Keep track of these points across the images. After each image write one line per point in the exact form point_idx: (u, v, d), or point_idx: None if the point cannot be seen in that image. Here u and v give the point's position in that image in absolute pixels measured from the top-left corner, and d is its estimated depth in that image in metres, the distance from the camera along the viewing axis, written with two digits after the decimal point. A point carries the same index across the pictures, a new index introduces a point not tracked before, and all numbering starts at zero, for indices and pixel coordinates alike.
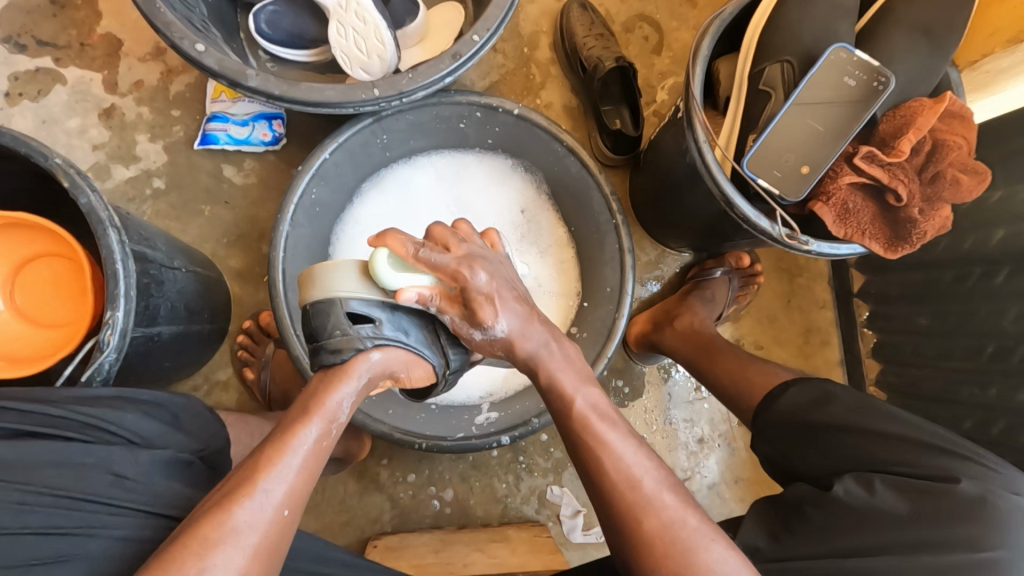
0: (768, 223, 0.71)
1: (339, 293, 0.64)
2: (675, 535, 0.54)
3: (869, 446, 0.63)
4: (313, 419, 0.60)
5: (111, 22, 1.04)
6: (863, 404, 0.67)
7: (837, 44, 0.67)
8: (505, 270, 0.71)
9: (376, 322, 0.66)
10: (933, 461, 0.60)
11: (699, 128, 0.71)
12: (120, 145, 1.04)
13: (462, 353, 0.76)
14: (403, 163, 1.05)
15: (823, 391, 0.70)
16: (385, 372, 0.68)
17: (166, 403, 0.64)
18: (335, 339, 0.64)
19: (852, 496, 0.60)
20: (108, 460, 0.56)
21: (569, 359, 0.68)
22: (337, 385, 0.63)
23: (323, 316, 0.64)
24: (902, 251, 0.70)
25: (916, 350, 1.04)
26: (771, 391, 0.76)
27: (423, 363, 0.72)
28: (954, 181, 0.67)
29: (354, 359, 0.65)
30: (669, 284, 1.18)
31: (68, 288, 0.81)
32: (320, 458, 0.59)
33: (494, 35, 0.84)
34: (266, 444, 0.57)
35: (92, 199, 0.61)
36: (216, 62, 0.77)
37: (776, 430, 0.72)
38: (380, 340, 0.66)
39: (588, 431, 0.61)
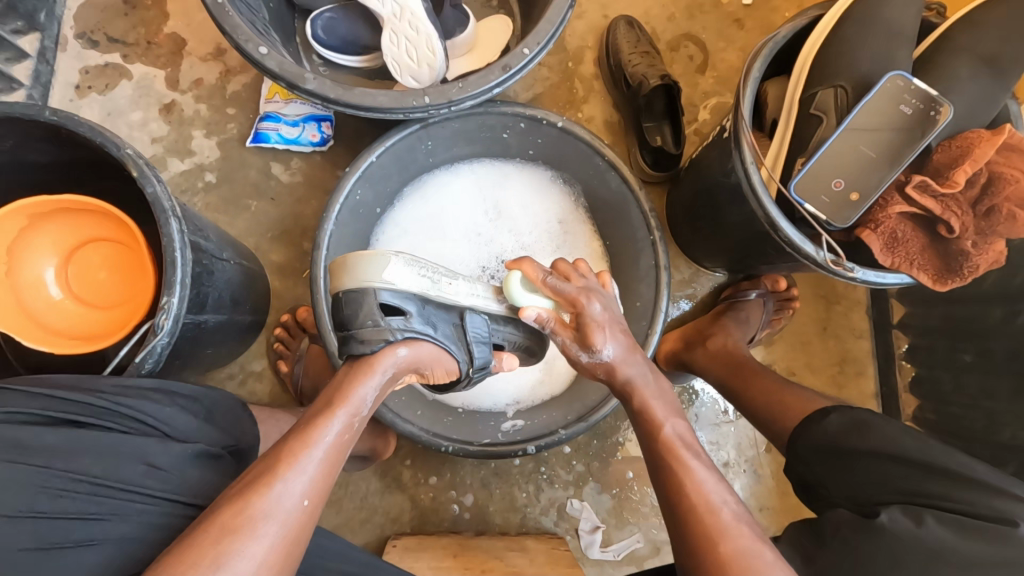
0: (813, 248, 0.70)
1: (372, 283, 0.62)
2: (752, 563, 0.53)
3: (920, 481, 0.62)
4: (334, 413, 0.60)
5: (177, 23, 1.09)
6: (912, 436, 0.65)
7: (894, 72, 0.66)
8: (614, 300, 0.72)
9: (406, 314, 0.65)
10: (987, 500, 0.58)
11: (747, 149, 0.71)
12: (177, 139, 1.08)
13: (485, 352, 0.75)
14: (444, 169, 1.07)
15: (869, 419, 0.69)
16: (410, 368, 0.67)
17: (200, 397, 0.68)
18: (366, 330, 0.63)
19: (897, 527, 0.58)
20: (143, 451, 0.58)
21: (661, 390, 0.69)
22: (362, 378, 0.62)
23: (355, 305, 0.63)
24: (951, 285, 0.69)
25: (957, 386, 1.00)
26: (810, 416, 0.75)
27: (448, 359, 0.71)
28: (1010, 216, 0.65)
29: (379, 354, 0.64)
30: (701, 304, 1.17)
31: (126, 273, 0.85)
32: (340, 447, 0.60)
33: (544, 49, 0.86)
34: (289, 436, 0.58)
35: (157, 189, 0.64)
36: (277, 65, 0.80)
37: (812, 455, 0.71)
38: (409, 333, 0.65)
39: (676, 456, 0.62)
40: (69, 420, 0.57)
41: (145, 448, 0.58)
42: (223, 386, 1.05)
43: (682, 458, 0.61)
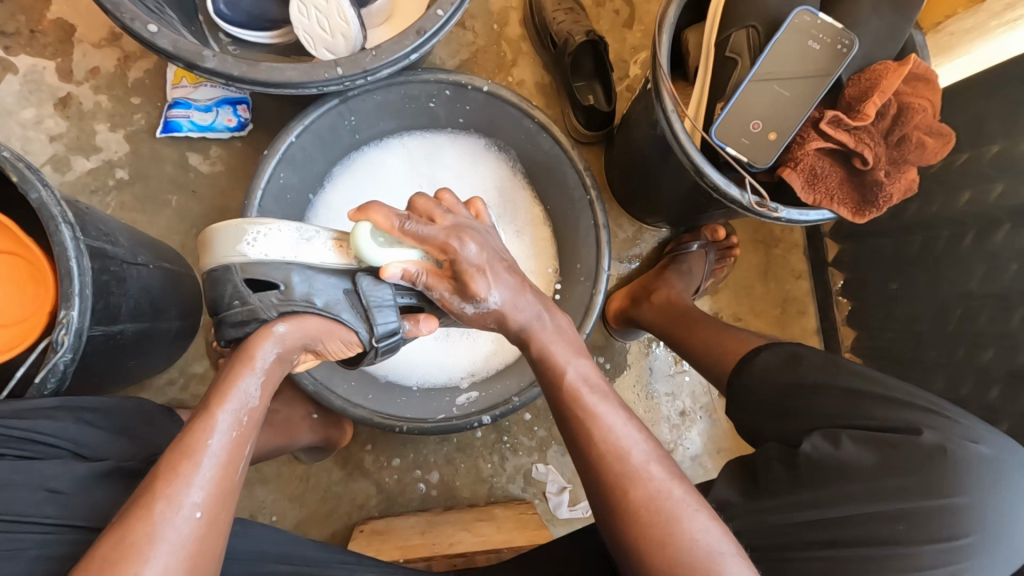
0: (738, 191, 0.71)
1: (231, 259, 0.62)
2: (660, 505, 0.55)
3: (837, 405, 0.65)
4: (217, 413, 0.56)
5: (62, 7, 1.00)
6: (832, 365, 0.68)
7: (801, 8, 0.66)
8: (490, 237, 0.71)
9: (282, 288, 0.64)
10: (897, 414, 0.62)
11: (667, 98, 0.70)
12: (78, 136, 1.00)
13: (390, 319, 0.69)
14: (373, 146, 1.03)
15: (792, 354, 0.72)
16: (297, 347, 0.65)
17: (109, 409, 0.64)
18: (236, 310, 0.64)
19: (820, 452, 0.61)
20: (42, 476, 0.54)
21: (559, 330, 0.68)
22: (239, 371, 0.60)
23: (220, 284, 0.64)
24: (869, 216, 0.71)
25: (888, 315, 1.05)
26: (743, 357, 0.77)
27: (343, 330, 0.67)
28: (919, 144, 0.68)
29: (256, 342, 0.62)
30: (647, 261, 1.19)
31: (25, 286, 0.78)
32: (240, 446, 0.57)
33: (459, 9, 0.82)
34: (172, 443, 0.54)
35: (43, 194, 0.58)
36: (171, 44, 0.74)
37: (747, 394, 0.74)
38: (289, 307, 0.64)
39: (579, 404, 0.61)
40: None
41: (43, 472, 0.54)
42: (164, 392, 1.00)
43: (581, 405, 0.61)
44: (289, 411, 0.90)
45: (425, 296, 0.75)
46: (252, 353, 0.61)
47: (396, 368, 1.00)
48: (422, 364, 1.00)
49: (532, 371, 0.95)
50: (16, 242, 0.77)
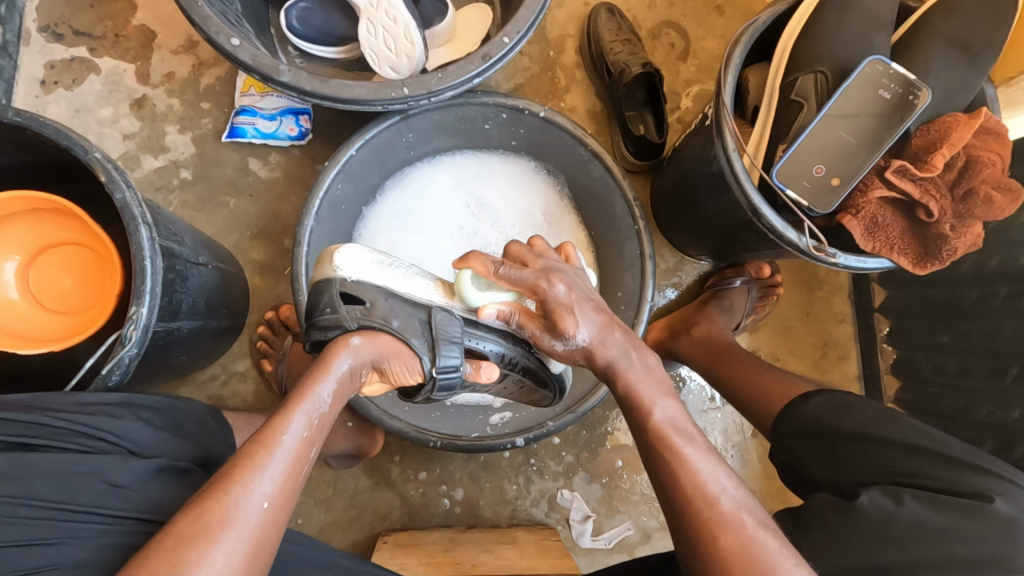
0: (795, 234, 0.70)
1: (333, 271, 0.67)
2: (753, 554, 0.53)
3: (897, 459, 0.63)
4: (294, 411, 0.58)
5: (146, 15, 1.06)
6: (892, 417, 0.67)
7: (873, 57, 0.66)
8: (586, 283, 0.71)
9: (367, 303, 0.67)
10: (962, 477, 0.60)
11: (729, 136, 0.71)
12: (149, 136, 1.05)
13: (455, 355, 0.68)
14: (426, 162, 1.06)
15: (848, 402, 0.70)
16: (369, 362, 0.65)
17: (165, 408, 0.66)
18: (325, 316, 0.66)
19: (877, 507, 0.59)
20: (103, 470, 0.55)
21: (649, 370, 0.67)
22: (319, 378, 0.61)
23: (322, 293, 0.68)
24: (930, 268, 0.70)
25: (936, 368, 1.02)
26: (792, 402, 0.76)
27: (410, 355, 0.67)
28: (986, 199, 0.66)
29: (334, 349, 0.63)
30: (686, 293, 1.18)
31: (94, 278, 0.82)
32: (306, 449, 0.57)
33: (524, 37, 0.84)
34: (252, 434, 0.56)
35: (126, 195, 0.61)
36: (250, 57, 0.78)
37: (795, 439, 0.72)
38: (367, 322, 0.66)
39: (666, 443, 0.60)
40: (17, 444, 0.54)
41: (104, 466, 0.55)
42: (205, 387, 1.03)
43: (672, 445, 0.60)
44: None
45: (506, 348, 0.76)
46: (330, 362, 0.62)
47: None
48: None
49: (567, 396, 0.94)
50: (90, 236, 0.81)
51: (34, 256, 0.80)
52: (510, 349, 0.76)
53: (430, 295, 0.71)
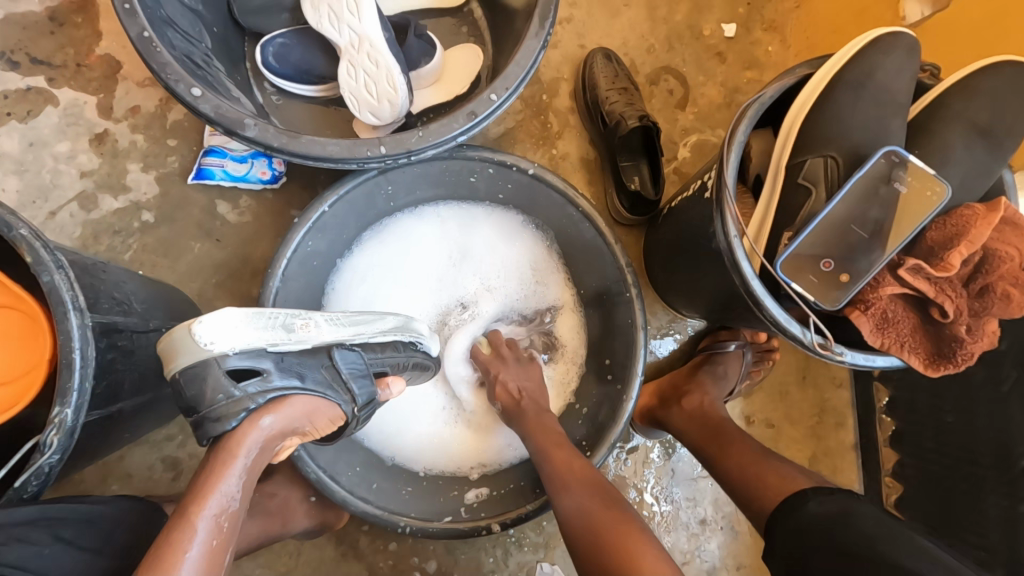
0: (800, 328, 0.65)
1: (210, 350, 0.55)
2: None
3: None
4: (197, 521, 0.52)
5: (111, 44, 0.99)
6: (897, 537, 0.62)
7: (888, 147, 0.60)
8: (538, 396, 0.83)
9: (263, 374, 0.58)
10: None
11: (730, 219, 0.65)
12: (109, 174, 0.98)
13: (368, 387, 0.69)
14: (408, 213, 0.98)
15: (850, 510, 0.67)
16: (286, 433, 0.59)
17: (93, 519, 0.59)
18: (217, 405, 0.55)
19: None
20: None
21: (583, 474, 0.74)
22: (222, 473, 0.54)
23: (197, 382, 0.55)
24: (943, 370, 0.64)
25: (938, 447, 0.98)
26: (790, 500, 0.72)
27: (329, 408, 0.63)
28: (1005, 296, 0.61)
29: (239, 434, 0.56)
30: (680, 351, 1.12)
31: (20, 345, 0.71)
32: (221, 553, 0.53)
33: (514, 93, 0.79)
34: (148, 555, 0.50)
35: (55, 277, 0.54)
36: (213, 109, 0.71)
37: (789, 544, 0.68)
38: (272, 395, 0.58)
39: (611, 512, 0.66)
40: None
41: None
42: (160, 448, 0.95)
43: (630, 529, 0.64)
44: (286, 495, 0.84)
45: (391, 354, 0.75)
46: (235, 450, 0.55)
47: (404, 450, 0.93)
48: (434, 448, 0.94)
49: None
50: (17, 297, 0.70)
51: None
52: (402, 357, 0.77)
53: (334, 334, 0.66)
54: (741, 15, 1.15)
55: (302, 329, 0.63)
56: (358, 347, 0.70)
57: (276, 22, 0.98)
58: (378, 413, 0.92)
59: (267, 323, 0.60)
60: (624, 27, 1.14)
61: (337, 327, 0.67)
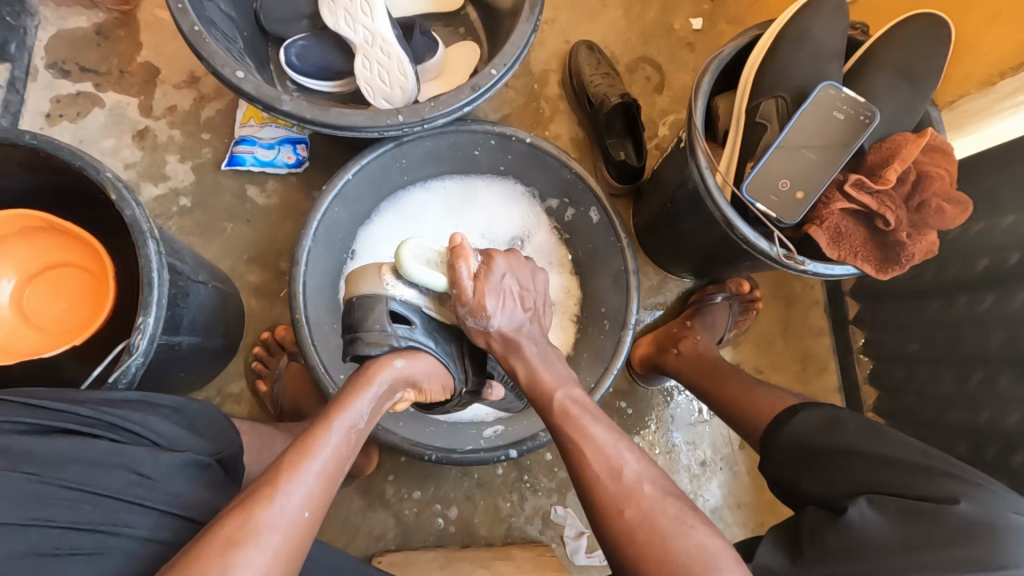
0: (767, 243, 0.75)
1: (385, 290, 0.70)
2: (655, 522, 0.57)
3: (880, 471, 0.66)
4: (333, 423, 0.61)
5: (151, 53, 1.11)
6: (874, 432, 0.70)
7: (826, 82, 0.73)
8: (531, 278, 0.80)
9: (410, 324, 0.72)
10: (936, 484, 0.62)
11: (701, 155, 0.76)
12: (150, 165, 1.09)
13: (477, 375, 0.82)
14: (418, 187, 1.10)
15: (834, 417, 0.74)
16: (407, 380, 0.70)
17: (184, 408, 0.65)
18: (373, 333, 0.69)
19: (866, 521, 0.61)
20: (133, 460, 0.55)
21: (550, 360, 0.75)
22: (359, 392, 0.65)
23: (367, 309, 0.70)
24: (891, 273, 0.75)
25: (909, 376, 1.07)
26: (780, 417, 0.81)
27: (443, 374, 0.75)
28: (938, 209, 0.73)
29: (379, 364, 0.68)
30: (670, 310, 1.23)
31: (88, 300, 0.81)
32: (342, 462, 0.60)
33: (510, 69, 0.91)
34: (293, 442, 0.59)
35: (136, 212, 0.64)
36: (254, 88, 0.83)
37: (788, 455, 0.76)
38: (411, 343, 0.71)
39: (573, 423, 0.66)
40: (56, 429, 0.54)
41: (134, 456, 0.55)
42: None
43: (590, 418, 0.67)
44: None
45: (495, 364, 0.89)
46: (371, 376, 0.67)
47: None
48: None
49: None
50: (84, 256, 0.80)
51: (31, 276, 0.80)
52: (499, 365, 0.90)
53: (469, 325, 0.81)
54: (705, 10, 1.30)
55: (447, 310, 0.77)
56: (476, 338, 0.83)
57: (296, 27, 1.11)
58: None
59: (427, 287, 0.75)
60: (603, 25, 1.28)
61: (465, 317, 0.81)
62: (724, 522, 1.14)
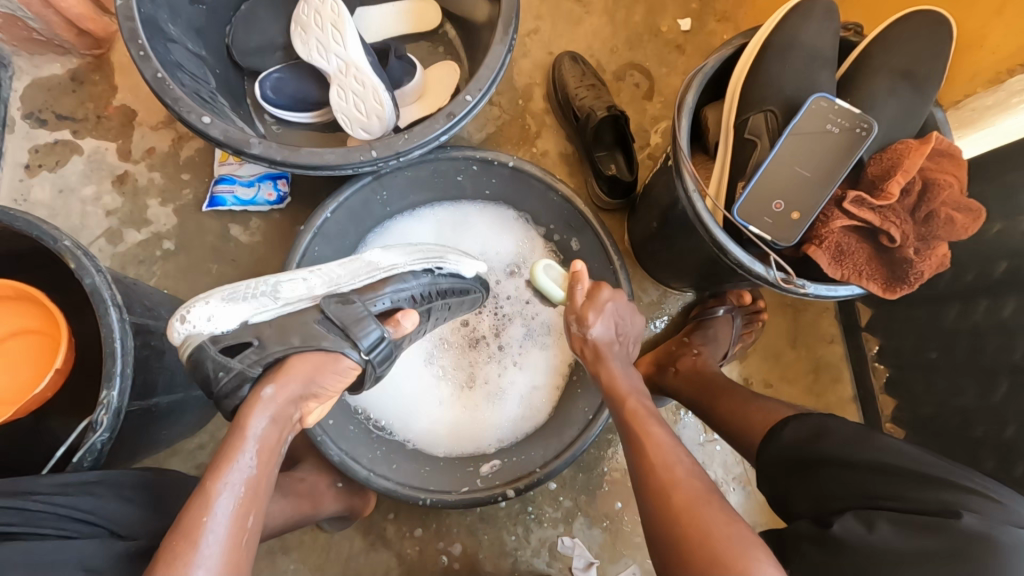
0: (763, 268, 0.71)
1: (201, 335, 0.64)
2: (699, 513, 0.54)
3: (870, 481, 0.62)
4: (218, 488, 0.55)
5: (126, 95, 1.09)
6: (864, 439, 0.65)
7: (817, 94, 0.69)
8: (631, 321, 0.80)
9: (256, 344, 0.64)
10: (933, 495, 0.58)
11: (689, 177, 0.72)
12: (132, 210, 1.08)
13: (374, 331, 0.69)
14: (405, 215, 1.07)
15: (822, 425, 0.69)
16: (295, 400, 0.62)
17: (147, 484, 0.66)
18: (223, 381, 0.61)
19: (850, 535, 0.57)
20: (81, 555, 0.55)
21: (630, 373, 0.74)
22: (235, 443, 0.58)
23: (200, 365, 0.62)
24: (901, 292, 0.70)
25: (928, 385, 1.01)
26: (769, 429, 0.74)
27: (334, 357, 0.66)
28: (948, 220, 0.67)
29: (248, 407, 0.60)
30: (672, 324, 1.18)
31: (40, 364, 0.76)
32: (243, 518, 0.56)
33: (486, 94, 0.87)
34: (176, 520, 0.54)
35: (96, 279, 0.62)
36: (222, 133, 0.81)
37: (777, 470, 0.70)
38: (270, 362, 0.63)
39: (642, 422, 0.65)
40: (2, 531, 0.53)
41: (83, 551, 0.55)
42: (194, 457, 1.02)
43: (646, 417, 0.66)
44: (313, 482, 0.91)
45: (405, 289, 0.79)
46: (245, 423, 0.59)
47: (423, 436, 1.00)
48: (452, 435, 1.01)
49: (556, 442, 0.94)
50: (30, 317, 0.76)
51: None
52: (416, 289, 0.81)
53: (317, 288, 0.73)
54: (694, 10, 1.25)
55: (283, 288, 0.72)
56: (352, 290, 0.76)
57: (271, 60, 1.08)
58: (390, 399, 1.01)
59: (248, 296, 0.69)
60: (588, 32, 1.24)
61: (321, 287, 0.74)
62: None
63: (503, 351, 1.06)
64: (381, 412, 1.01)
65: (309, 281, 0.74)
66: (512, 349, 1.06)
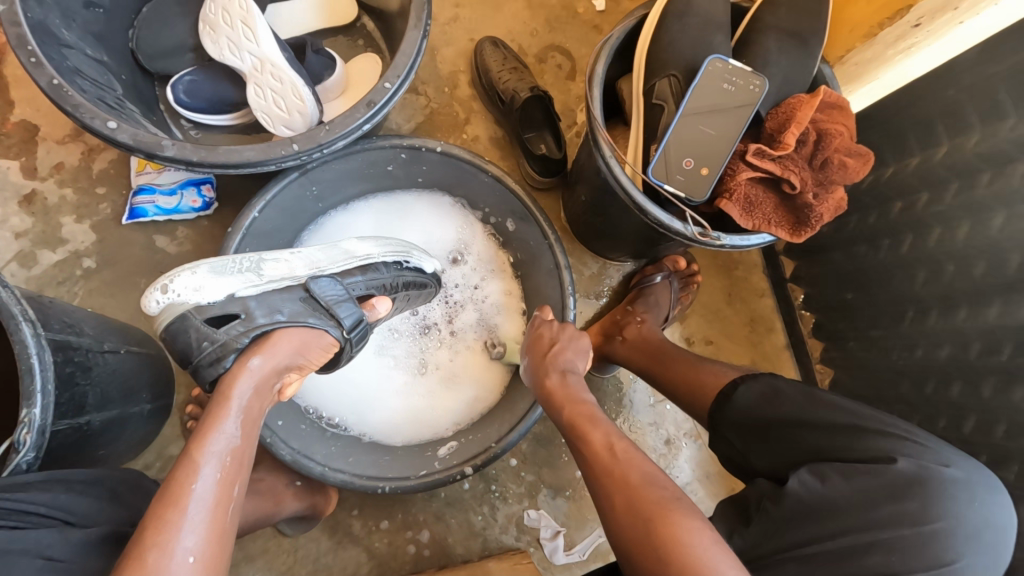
0: (681, 224, 0.75)
1: (186, 304, 0.62)
2: (647, 509, 0.57)
3: (819, 436, 0.67)
4: (201, 457, 0.55)
5: (26, 109, 1.03)
6: (812, 398, 0.70)
7: (713, 56, 0.73)
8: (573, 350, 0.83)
9: (243, 316, 0.64)
10: (871, 443, 0.64)
11: (604, 145, 0.75)
12: (44, 230, 1.02)
13: (353, 311, 0.74)
14: (339, 210, 1.07)
15: (773, 386, 0.73)
16: (278, 372, 0.64)
17: (101, 480, 0.63)
18: (207, 351, 0.61)
19: (807, 488, 0.62)
20: (40, 544, 0.52)
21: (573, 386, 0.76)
22: (218, 414, 0.58)
23: (183, 335, 0.62)
24: (805, 236, 0.75)
25: (849, 324, 1.09)
26: (722, 392, 0.77)
27: (315, 334, 0.68)
28: (841, 164, 0.73)
29: (231, 378, 0.60)
30: (615, 295, 1.22)
31: None
32: (229, 485, 0.56)
33: (405, 80, 0.88)
34: (160, 490, 0.53)
35: (4, 293, 0.59)
36: (131, 137, 0.78)
37: (733, 432, 0.74)
38: (255, 335, 0.64)
39: (580, 430, 0.68)
40: None
41: (43, 540, 0.53)
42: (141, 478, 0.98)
43: (588, 421, 0.69)
44: (272, 482, 0.90)
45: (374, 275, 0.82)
46: (229, 393, 0.60)
47: (379, 429, 1.01)
48: (409, 423, 1.02)
49: (510, 417, 0.95)
50: None
51: None
52: (387, 279, 0.84)
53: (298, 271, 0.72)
54: None
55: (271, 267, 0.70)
56: (333, 276, 0.75)
57: (181, 62, 1.04)
58: (342, 396, 1.01)
59: (236, 269, 0.66)
60: (507, 17, 1.26)
61: (304, 268, 0.73)
62: (697, 495, 1.16)
63: (452, 335, 1.07)
64: (333, 410, 1.00)
65: (293, 261, 0.72)
66: (461, 332, 1.08)
